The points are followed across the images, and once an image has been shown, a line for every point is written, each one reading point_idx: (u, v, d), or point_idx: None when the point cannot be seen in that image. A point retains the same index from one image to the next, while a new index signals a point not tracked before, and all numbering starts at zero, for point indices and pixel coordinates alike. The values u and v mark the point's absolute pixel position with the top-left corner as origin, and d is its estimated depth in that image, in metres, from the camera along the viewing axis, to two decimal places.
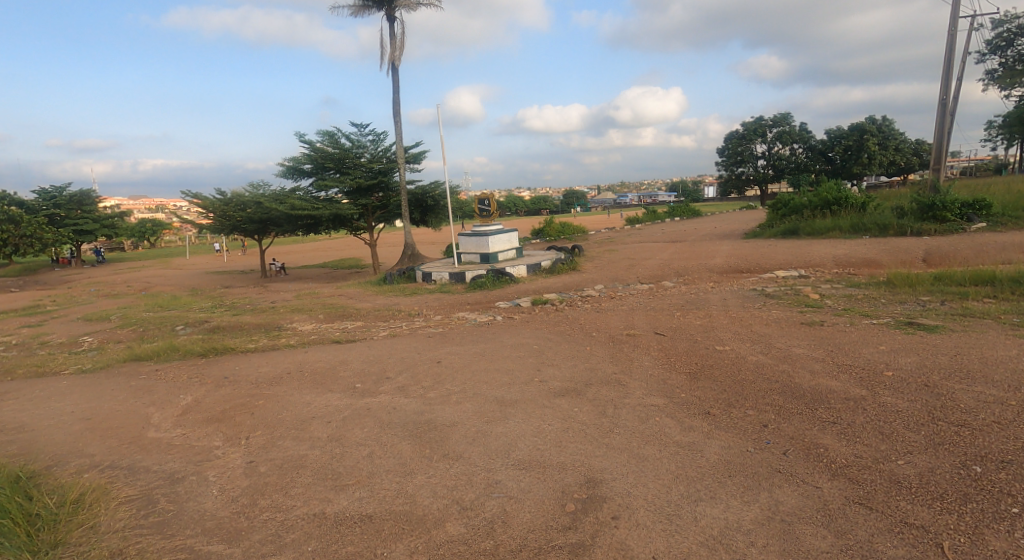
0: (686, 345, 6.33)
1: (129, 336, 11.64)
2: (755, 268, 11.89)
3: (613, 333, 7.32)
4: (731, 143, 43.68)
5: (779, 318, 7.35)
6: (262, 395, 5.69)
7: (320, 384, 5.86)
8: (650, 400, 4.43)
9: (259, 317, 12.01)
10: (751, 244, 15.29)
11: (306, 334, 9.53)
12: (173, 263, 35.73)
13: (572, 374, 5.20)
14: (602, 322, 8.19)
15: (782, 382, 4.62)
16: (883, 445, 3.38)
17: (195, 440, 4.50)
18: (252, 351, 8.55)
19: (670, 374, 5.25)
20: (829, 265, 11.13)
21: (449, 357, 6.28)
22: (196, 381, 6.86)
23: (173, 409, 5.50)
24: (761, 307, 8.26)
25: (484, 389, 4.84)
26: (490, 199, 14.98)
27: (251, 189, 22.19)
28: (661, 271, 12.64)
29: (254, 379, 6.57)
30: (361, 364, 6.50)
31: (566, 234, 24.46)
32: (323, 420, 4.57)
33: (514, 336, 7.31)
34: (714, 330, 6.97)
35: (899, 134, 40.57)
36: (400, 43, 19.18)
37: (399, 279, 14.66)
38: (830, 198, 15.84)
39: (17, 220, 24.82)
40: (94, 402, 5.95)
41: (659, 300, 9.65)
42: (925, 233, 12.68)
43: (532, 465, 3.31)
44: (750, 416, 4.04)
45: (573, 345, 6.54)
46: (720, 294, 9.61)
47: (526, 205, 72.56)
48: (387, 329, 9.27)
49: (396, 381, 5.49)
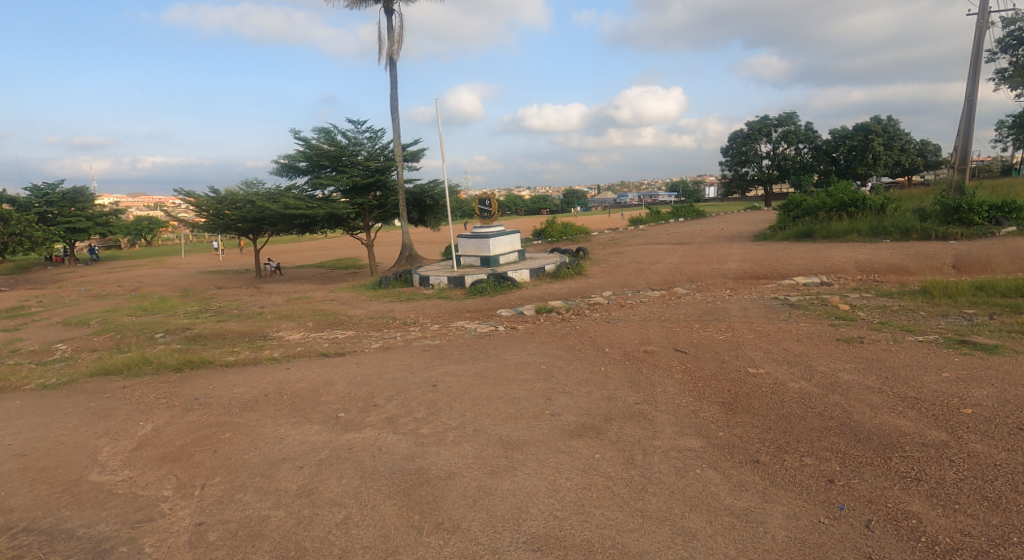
0: (712, 365, 5.62)
1: (106, 344, 10.92)
2: (772, 273, 11.19)
3: (628, 349, 6.62)
4: (735, 142, 42.97)
5: (811, 333, 6.66)
6: (232, 425, 4.98)
7: (298, 412, 5.13)
8: (682, 442, 3.72)
9: (245, 323, 11.29)
10: (764, 247, 14.59)
11: (293, 345, 8.81)
12: (168, 261, 35.10)
13: (588, 406, 4.48)
14: (614, 336, 7.47)
15: (838, 419, 3.86)
16: (995, 517, 2.67)
17: (142, 489, 3.81)
18: (231, 364, 7.85)
19: (700, 404, 4.53)
20: (853, 271, 10.42)
21: (445, 379, 5.56)
22: (162, 403, 6.12)
23: (126, 444, 4.77)
24: (788, 319, 7.55)
25: (487, 425, 4.13)
26: (491, 198, 14.18)
27: (244, 187, 21.49)
28: (672, 276, 11.93)
29: (226, 401, 5.85)
30: (346, 386, 5.77)
31: (569, 235, 23.74)
32: (295, 463, 3.87)
33: (518, 353, 6.60)
34: (742, 347, 6.26)
35: (905, 134, 39.93)
36: (398, 36, 18.45)
37: (395, 283, 13.91)
38: (846, 199, 15.14)
39: (7, 219, 23.95)
40: (42, 430, 5.23)
41: (673, 309, 8.94)
42: (952, 237, 11.97)
43: (549, 545, 2.62)
44: (809, 467, 3.31)
45: (585, 366, 5.83)
46: (739, 303, 8.92)
47: (526, 205, 72.05)
48: (379, 341, 8.55)
49: (385, 411, 4.77)
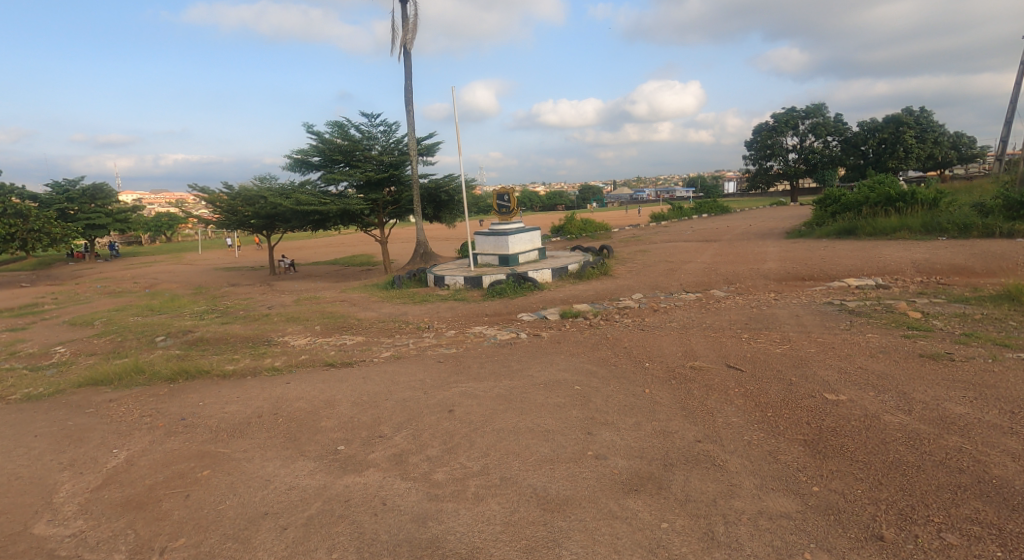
0: (778, 388, 4.76)
1: (105, 347, 10.31)
2: (818, 274, 10.28)
3: (673, 365, 5.78)
4: (760, 136, 41.35)
5: (884, 348, 5.78)
6: (214, 457, 4.22)
7: (291, 443, 4.35)
8: (771, 504, 2.89)
9: (250, 326, 10.58)
10: (803, 245, 13.58)
11: (297, 353, 8.07)
12: (185, 258, 34.71)
13: (638, 446, 3.66)
14: (652, 347, 6.61)
15: (975, 473, 2.99)
16: None
17: (89, 554, 3.10)
18: (229, 374, 7.16)
19: (777, 444, 3.70)
20: (910, 274, 9.47)
21: (463, 403, 4.76)
22: (144, 423, 5.40)
23: (89, 481, 4.03)
24: (851, 330, 6.66)
25: (516, 472, 3.35)
26: (510, 193, 13.38)
27: (257, 182, 20.91)
28: (706, 276, 11.06)
29: (214, 424, 5.09)
30: (349, 408, 4.97)
31: (589, 232, 22.86)
32: (278, 520, 3.12)
33: (547, 368, 5.80)
34: (807, 364, 5.40)
35: (939, 126, 38.40)
36: (413, 25, 17.68)
37: (409, 282, 13.15)
38: (892, 194, 14.10)
39: (25, 215, 23.31)
40: (2, 462, 4.54)
41: (715, 315, 8.08)
42: (1019, 235, 10.94)
43: None
44: (957, 550, 2.47)
45: (625, 388, 5.01)
46: (788, 310, 8.03)
47: (541, 200, 71.42)
48: (390, 349, 7.77)
49: (393, 445, 4.01)
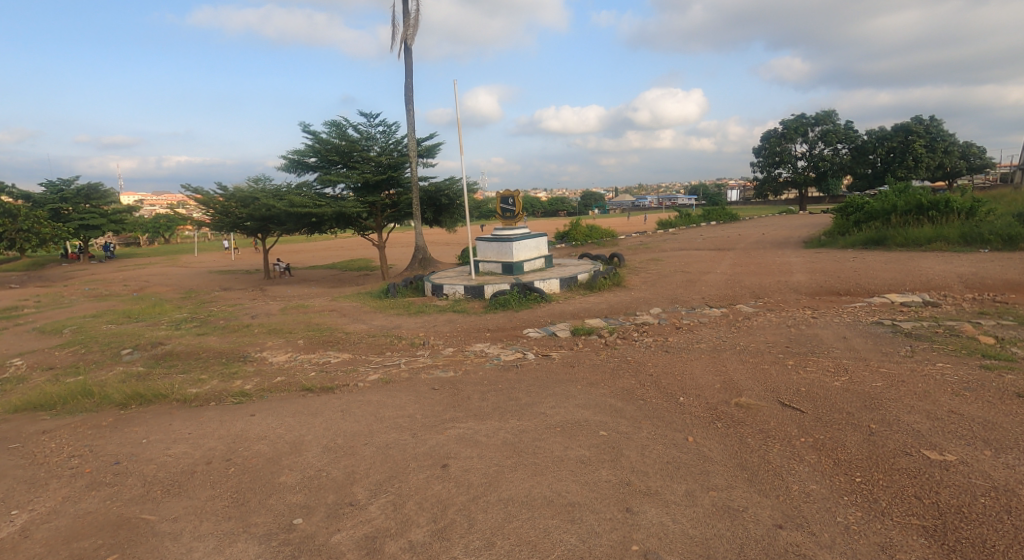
0: (858, 440, 3.76)
1: (67, 361, 9.25)
2: (854, 289, 9.32)
3: (714, 402, 4.75)
4: (767, 143, 40.52)
5: (967, 383, 4.80)
6: (134, 527, 3.21)
7: (235, 508, 3.33)
8: None
9: (227, 339, 9.53)
10: (829, 255, 12.66)
11: (272, 373, 7.04)
12: (180, 260, 33.59)
13: (701, 536, 2.69)
14: (683, 375, 5.60)
15: None
16: None
17: None
18: (191, 398, 6.14)
19: (886, 529, 2.73)
20: (959, 290, 8.54)
21: (462, 454, 3.75)
22: (70, 466, 4.37)
23: None
24: (916, 359, 5.69)
25: None
26: (515, 196, 12.14)
27: (250, 182, 19.89)
28: (730, 288, 10.08)
29: (150, 472, 4.06)
30: (319, 457, 3.97)
31: (595, 238, 21.86)
32: None
33: (563, 403, 4.78)
34: (880, 405, 4.40)
35: (950, 134, 37.57)
36: (414, 20, 16.78)
37: (404, 291, 12.18)
38: (924, 202, 13.12)
39: (14, 215, 22.24)
40: None
41: (749, 335, 7.10)
42: None
43: None
44: None
45: (663, 434, 4.00)
46: (832, 330, 7.05)
47: (543, 206, 70.11)
48: (379, 370, 6.77)
49: (368, 519, 3.03)
